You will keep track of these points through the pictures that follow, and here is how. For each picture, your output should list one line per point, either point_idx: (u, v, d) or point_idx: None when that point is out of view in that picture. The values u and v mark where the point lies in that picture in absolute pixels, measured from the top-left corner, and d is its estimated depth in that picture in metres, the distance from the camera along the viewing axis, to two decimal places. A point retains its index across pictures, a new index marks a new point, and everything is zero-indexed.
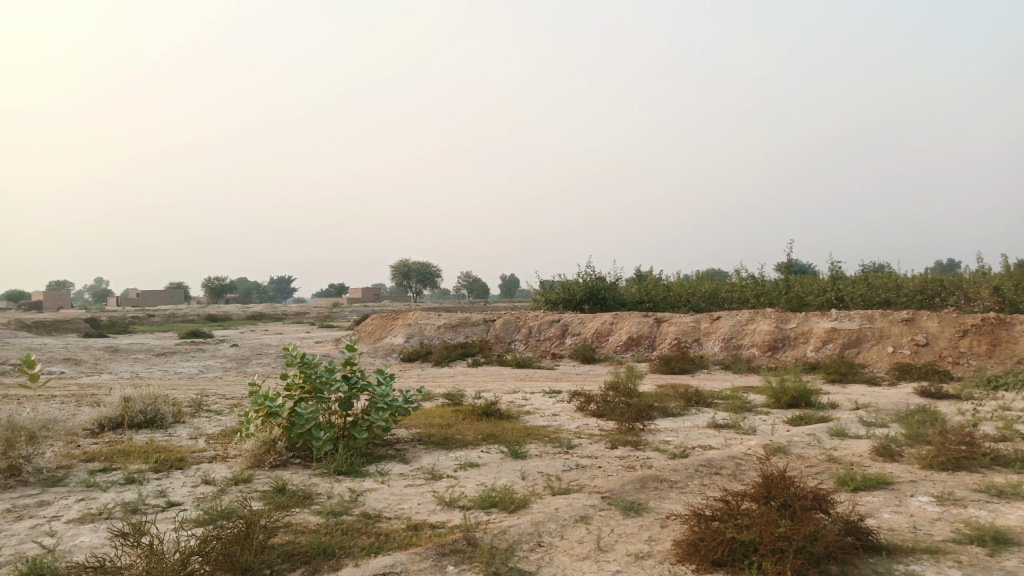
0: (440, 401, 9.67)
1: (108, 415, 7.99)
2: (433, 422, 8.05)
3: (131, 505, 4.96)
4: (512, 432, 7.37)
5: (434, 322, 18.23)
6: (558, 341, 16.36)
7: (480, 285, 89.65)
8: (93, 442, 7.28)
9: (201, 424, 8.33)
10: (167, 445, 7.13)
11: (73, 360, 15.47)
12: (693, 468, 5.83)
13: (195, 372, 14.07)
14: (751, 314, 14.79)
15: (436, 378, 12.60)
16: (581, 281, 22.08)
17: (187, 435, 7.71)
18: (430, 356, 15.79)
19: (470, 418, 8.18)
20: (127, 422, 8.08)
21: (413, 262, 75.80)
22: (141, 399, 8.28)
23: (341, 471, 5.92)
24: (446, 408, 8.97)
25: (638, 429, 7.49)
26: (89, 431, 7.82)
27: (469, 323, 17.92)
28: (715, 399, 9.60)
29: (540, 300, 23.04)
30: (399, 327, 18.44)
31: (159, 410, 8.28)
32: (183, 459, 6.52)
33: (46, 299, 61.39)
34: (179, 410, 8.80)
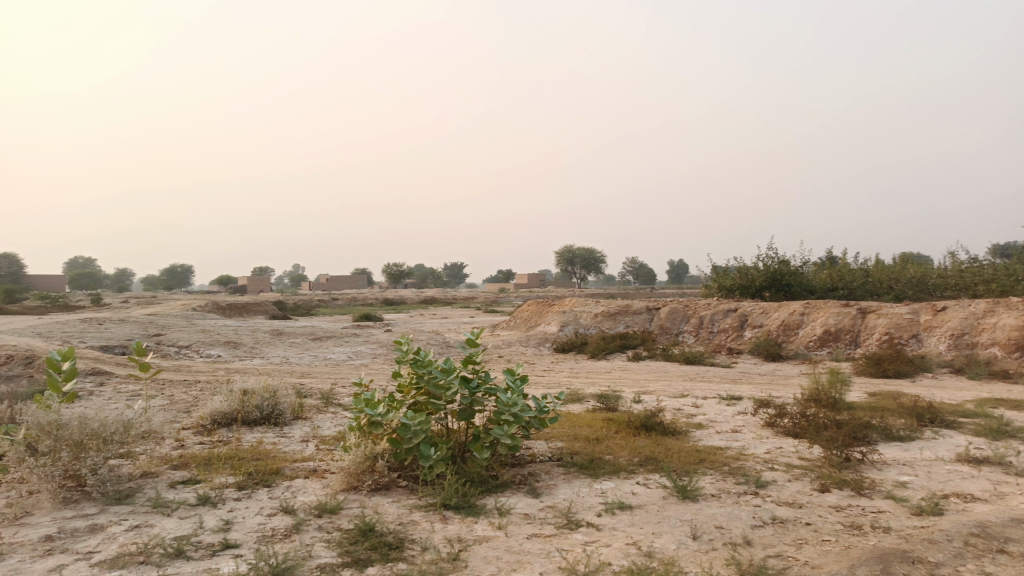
0: (592, 405, 8.10)
1: (223, 410, 7.27)
2: (579, 434, 6.48)
3: (176, 543, 3.84)
4: (679, 456, 5.63)
5: (592, 310, 16.70)
6: (735, 334, 14.18)
7: (648, 272, 86.87)
8: (197, 443, 6.48)
9: (320, 424, 7.43)
10: (270, 451, 6.15)
11: (233, 342, 15.56)
12: (960, 540, 3.82)
13: (343, 359, 13.54)
14: (989, 304, 11.76)
15: (591, 374, 11.05)
16: (761, 265, 19.47)
17: (299, 438, 6.76)
18: (586, 347, 14.28)
19: (625, 432, 6.52)
20: (243, 418, 7.30)
21: (579, 248, 74.58)
22: (259, 393, 7.50)
23: (450, 505, 4.54)
24: (598, 414, 7.39)
25: (855, 460, 5.47)
26: (202, 428, 7.12)
27: (630, 312, 16.19)
28: (957, 418, 7.20)
29: (713, 286, 20.72)
30: (555, 314, 17.07)
31: (276, 406, 7.48)
32: (278, 472, 5.45)
33: (249, 284, 67.19)
34: (300, 406, 7.97)
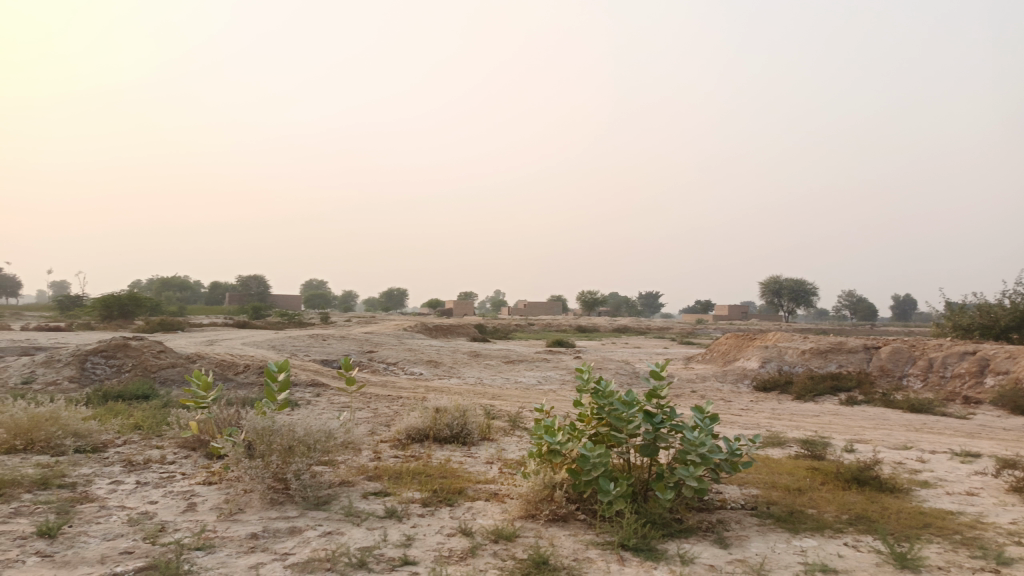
0: (794, 450, 7.40)
1: (416, 426, 7.61)
2: (777, 482, 5.91)
3: (359, 554, 3.99)
4: (898, 517, 4.91)
5: (799, 346, 15.47)
6: (972, 381, 12.38)
7: (867, 307, 79.43)
8: (392, 456, 6.82)
9: (506, 447, 7.50)
10: (456, 470, 6.29)
11: (434, 362, 16.40)
12: None
13: (534, 384, 13.71)
14: None
15: (795, 416, 10.16)
16: (1007, 303, 16.91)
17: (484, 459, 6.86)
18: (791, 387, 13.21)
19: (832, 485, 5.84)
20: (434, 435, 7.58)
21: (788, 279, 70.07)
22: (450, 412, 7.75)
23: (628, 545, 4.30)
24: (801, 462, 6.72)
25: None
26: (397, 441, 7.50)
27: (843, 350, 14.77)
28: None
29: (946, 326, 18.35)
30: (756, 349, 16.04)
31: (466, 426, 7.68)
32: (461, 491, 5.53)
33: (454, 308, 71.11)
34: (488, 427, 8.13)
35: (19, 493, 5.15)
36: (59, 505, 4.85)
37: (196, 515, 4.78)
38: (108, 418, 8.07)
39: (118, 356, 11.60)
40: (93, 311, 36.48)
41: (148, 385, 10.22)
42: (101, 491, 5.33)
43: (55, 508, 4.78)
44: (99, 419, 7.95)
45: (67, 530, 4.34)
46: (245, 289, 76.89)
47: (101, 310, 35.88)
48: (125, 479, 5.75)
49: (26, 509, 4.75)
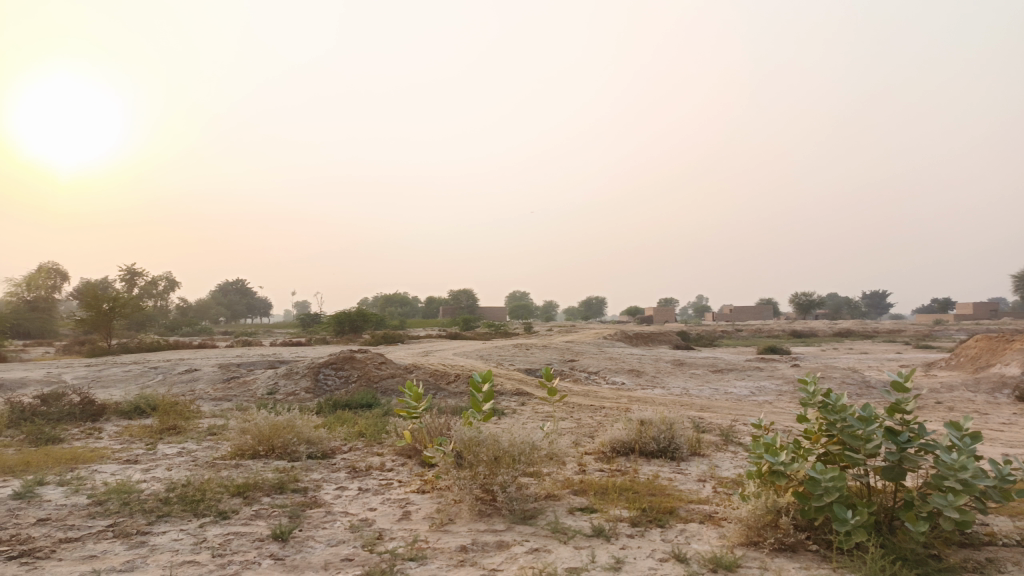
0: None
1: (622, 440, 7.37)
2: None
3: None
4: None
5: None
6: None
7: None
8: (597, 469, 6.63)
9: (718, 463, 7.01)
10: (665, 487, 5.93)
11: (637, 370, 16.03)
12: None
13: (746, 394, 12.87)
14: None
15: None
16: None
17: (696, 476, 6.44)
18: None
19: None
20: (641, 449, 7.29)
21: None
22: (656, 425, 7.41)
23: None
24: None
25: None
26: (602, 455, 7.30)
27: None
28: None
29: None
30: (1014, 354, 13.81)
31: (674, 440, 7.29)
32: (672, 512, 5.18)
33: (657, 315, 69.85)
34: (699, 442, 7.66)
35: (260, 496, 5.63)
36: (292, 509, 5.23)
37: (410, 524, 4.91)
38: (335, 426, 8.71)
39: (345, 367, 12.60)
40: (328, 326, 40.51)
41: (370, 394, 10.96)
42: (328, 497, 5.67)
43: (288, 511, 5.15)
44: (328, 426, 8.61)
45: (297, 534, 4.64)
46: (455, 302, 81.30)
47: (334, 326, 39.76)
48: (348, 485, 6.10)
49: (264, 512, 5.17)
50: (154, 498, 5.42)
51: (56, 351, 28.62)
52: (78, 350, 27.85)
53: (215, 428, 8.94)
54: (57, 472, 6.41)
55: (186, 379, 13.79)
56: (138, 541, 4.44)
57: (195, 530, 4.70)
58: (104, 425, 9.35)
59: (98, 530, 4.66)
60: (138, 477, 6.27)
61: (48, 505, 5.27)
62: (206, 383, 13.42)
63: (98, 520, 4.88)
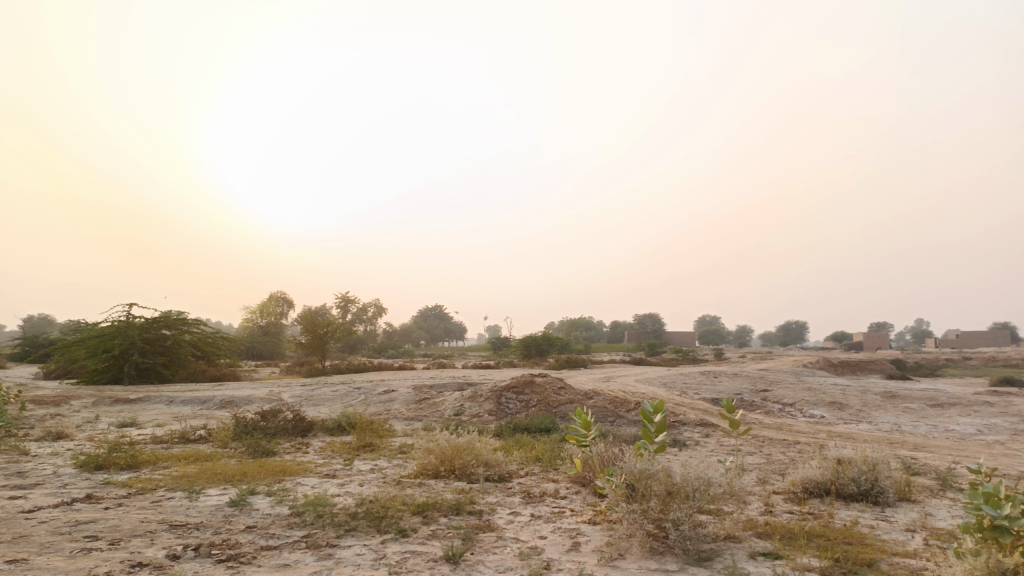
0: None
1: (815, 479, 6.76)
2: None
3: None
4: None
5: None
6: None
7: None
8: (785, 511, 6.11)
9: (933, 512, 6.18)
10: (865, 536, 5.32)
11: (839, 402, 14.72)
12: None
13: (972, 433, 11.32)
14: None
15: None
16: None
17: (904, 525, 5.71)
18: None
19: None
20: (838, 491, 6.64)
21: None
22: (856, 465, 6.71)
23: None
24: None
25: None
26: (793, 495, 6.74)
27: None
28: None
29: None
30: None
31: (878, 483, 6.54)
32: (872, 565, 4.61)
33: (866, 341, 64.00)
34: (908, 486, 6.82)
35: (438, 516, 5.83)
36: (465, 531, 5.35)
37: (579, 556, 4.82)
38: (514, 450, 8.85)
39: (526, 392, 12.82)
40: (517, 350, 41.62)
41: (550, 418, 11.03)
42: (501, 521, 5.74)
43: (462, 534, 5.28)
44: (507, 450, 8.77)
45: (468, 557, 4.73)
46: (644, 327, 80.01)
47: (522, 350, 40.78)
48: (522, 511, 6.14)
49: (440, 533, 5.34)
50: (343, 513, 5.80)
51: (280, 371, 32.02)
52: (298, 370, 30.94)
53: (404, 447, 9.46)
54: (266, 483, 7.10)
55: (383, 399, 14.77)
56: (326, 553, 4.78)
57: (377, 546, 4.96)
58: (310, 440, 10.25)
59: (294, 540, 5.07)
60: (332, 491, 6.78)
61: (256, 513, 5.84)
62: (400, 403, 14.29)
63: (295, 530, 5.32)
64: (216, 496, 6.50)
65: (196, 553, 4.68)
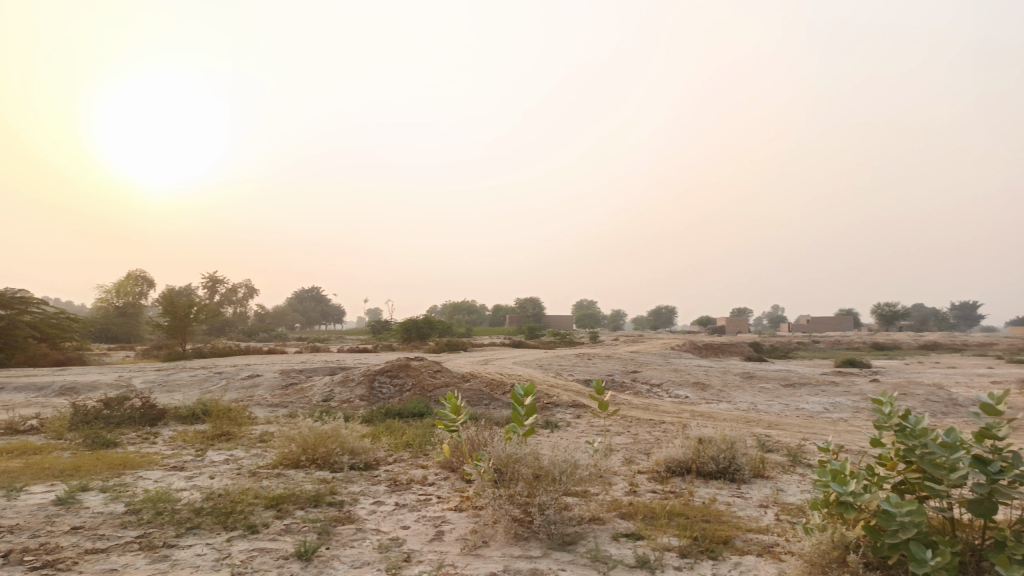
0: None
1: (678, 459, 6.93)
2: None
3: None
4: None
5: None
6: None
7: None
8: (649, 490, 6.21)
9: (785, 487, 6.48)
10: (722, 513, 5.47)
11: (702, 383, 15.40)
12: None
13: (819, 411, 12.15)
14: None
15: None
16: None
17: (757, 501, 5.94)
18: None
19: None
20: (698, 469, 6.84)
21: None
22: (716, 444, 6.94)
23: None
24: None
25: None
26: (657, 474, 6.88)
27: None
28: None
29: None
30: None
31: (734, 460, 6.79)
32: (728, 542, 4.71)
33: (729, 325, 68.04)
34: (763, 463, 7.14)
35: (294, 509, 5.47)
36: (322, 524, 5.04)
37: (441, 546, 4.63)
38: (382, 436, 8.54)
39: (400, 375, 12.49)
40: (397, 334, 40.90)
41: (423, 403, 10.78)
42: (362, 512, 5.46)
43: (318, 527, 4.96)
44: (374, 436, 8.45)
45: (323, 552, 4.43)
46: (525, 311, 81.27)
47: (402, 333, 40.11)
48: (386, 500, 5.89)
49: (295, 527, 5.00)
50: (187, 509, 5.31)
51: (137, 356, 29.74)
52: (157, 354, 28.84)
53: (265, 435, 8.92)
54: (102, 478, 6.42)
55: (246, 385, 13.96)
56: (161, 555, 4.32)
57: (221, 545, 4.55)
58: (161, 430, 9.47)
59: (126, 541, 4.57)
60: (178, 485, 6.23)
61: (85, 512, 5.24)
62: (265, 389, 13.55)
63: (128, 530, 4.80)
64: (39, 495, 5.80)
65: (4, 562, 4.10)
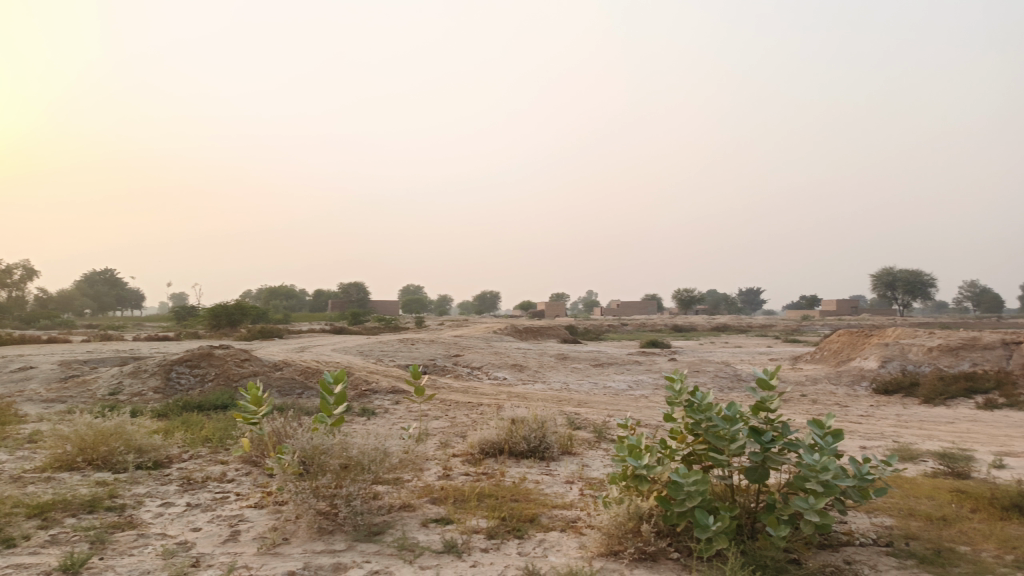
0: (931, 468, 6.49)
1: (491, 440, 7.01)
2: (916, 511, 4.97)
3: None
4: None
5: (923, 344, 15.42)
6: None
7: None
8: (462, 473, 6.20)
9: (590, 463, 6.77)
10: (530, 491, 5.59)
11: (519, 365, 15.80)
12: None
13: (625, 389, 12.92)
14: None
15: (927, 428, 9.25)
16: None
17: (564, 478, 6.14)
18: (917, 388, 13.07)
19: (987, 514, 4.85)
20: (510, 449, 6.96)
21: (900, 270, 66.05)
22: (527, 424, 7.09)
23: None
24: (943, 485, 5.67)
25: None
26: (471, 456, 6.91)
27: (977, 347, 14.54)
28: None
29: None
30: (874, 348, 16.03)
31: (545, 440, 6.99)
32: (534, 520, 4.81)
33: (548, 309, 70.80)
34: (571, 440, 7.42)
35: (62, 518, 4.82)
36: (97, 532, 4.49)
37: (236, 547, 4.29)
38: (178, 430, 7.84)
39: (202, 364, 11.56)
40: (204, 320, 38.09)
41: (227, 393, 10.06)
42: (147, 516, 4.94)
43: (92, 536, 4.41)
44: (168, 431, 7.73)
45: (93, 565, 3.93)
46: (347, 296, 79.22)
47: (210, 319, 37.42)
48: (176, 500, 5.38)
49: (62, 538, 4.40)
50: None
51: None
52: None
53: (34, 435, 7.85)
54: None
55: (15, 378, 12.25)
56: None
57: None
58: None
59: None
60: None
61: None
62: (40, 382, 11.98)
63: None
64: None
65: None
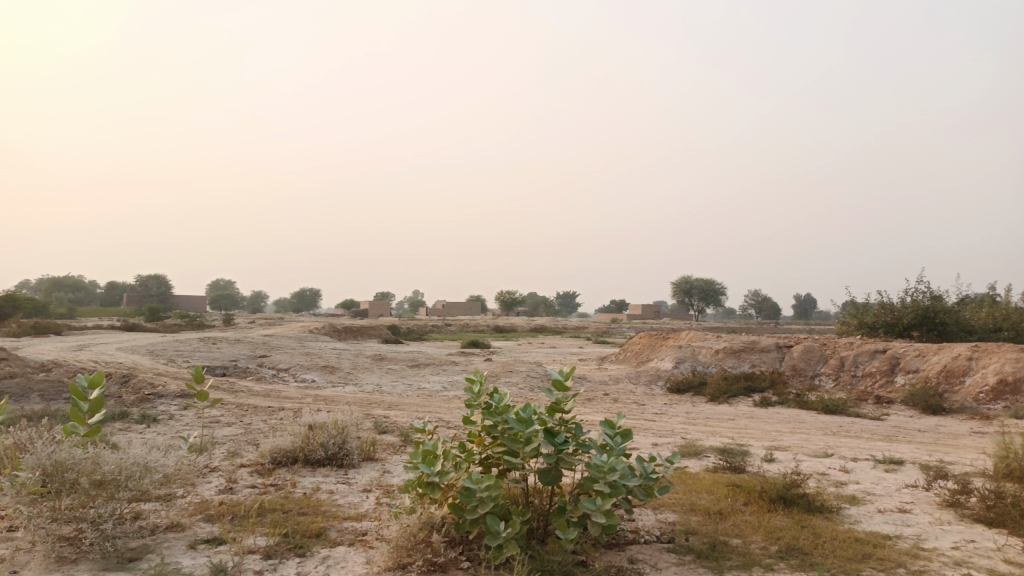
0: (712, 463, 6.93)
1: (284, 448, 6.51)
2: (696, 505, 5.24)
3: None
4: (831, 549, 4.25)
5: (711, 347, 16.81)
6: (882, 379, 13.54)
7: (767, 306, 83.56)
8: (247, 486, 5.67)
9: (391, 469, 6.50)
10: (322, 503, 5.22)
11: (330, 366, 15.13)
12: None
13: (437, 390, 12.78)
14: None
15: (711, 424, 10.00)
16: (908, 303, 18.31)
17: (362, 486, 5.82)
18: (705, 387, 14.20)
19: (757, 506, 5.20)
20: (305, 457, 6.51)
21: (697, 279, 72.30)
22: (326, 429, 6.67)
23: None
24: (721, 479, 6.05)
25: None
26: (261, 466, 6.37)
27: (755, 350, 16.09)
28: None
29: (852, 324, 19.83)
30: (670, 350, 17.23)
31: (345, 446, 6.61)
32: (321, 535, 4.46)
33: (370, 308, 69.43)
34: (373, 445, 7.09)
35: None
36: None
37: None
38: None
39: None
40: None
41: None
42: None
43: None
44: None
45: None
46: (147, 289, 72.50)
47: None
48: None
49: None
50: None
51: None
52: None
53: None
54: None
55: None
56: None
57: None
58: None
59: None
60: None
61: None
62: None
63: None
64: None
65: None
